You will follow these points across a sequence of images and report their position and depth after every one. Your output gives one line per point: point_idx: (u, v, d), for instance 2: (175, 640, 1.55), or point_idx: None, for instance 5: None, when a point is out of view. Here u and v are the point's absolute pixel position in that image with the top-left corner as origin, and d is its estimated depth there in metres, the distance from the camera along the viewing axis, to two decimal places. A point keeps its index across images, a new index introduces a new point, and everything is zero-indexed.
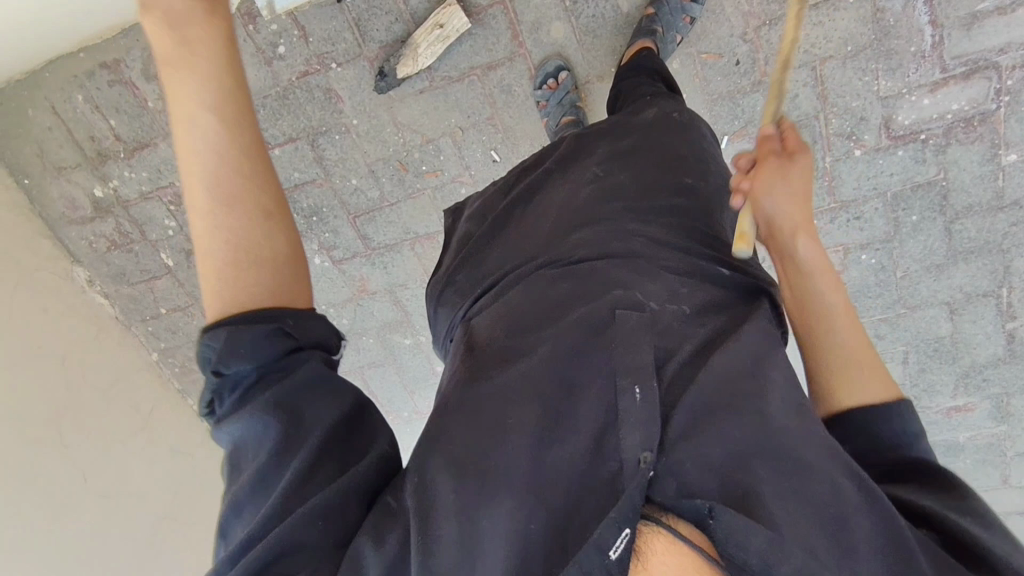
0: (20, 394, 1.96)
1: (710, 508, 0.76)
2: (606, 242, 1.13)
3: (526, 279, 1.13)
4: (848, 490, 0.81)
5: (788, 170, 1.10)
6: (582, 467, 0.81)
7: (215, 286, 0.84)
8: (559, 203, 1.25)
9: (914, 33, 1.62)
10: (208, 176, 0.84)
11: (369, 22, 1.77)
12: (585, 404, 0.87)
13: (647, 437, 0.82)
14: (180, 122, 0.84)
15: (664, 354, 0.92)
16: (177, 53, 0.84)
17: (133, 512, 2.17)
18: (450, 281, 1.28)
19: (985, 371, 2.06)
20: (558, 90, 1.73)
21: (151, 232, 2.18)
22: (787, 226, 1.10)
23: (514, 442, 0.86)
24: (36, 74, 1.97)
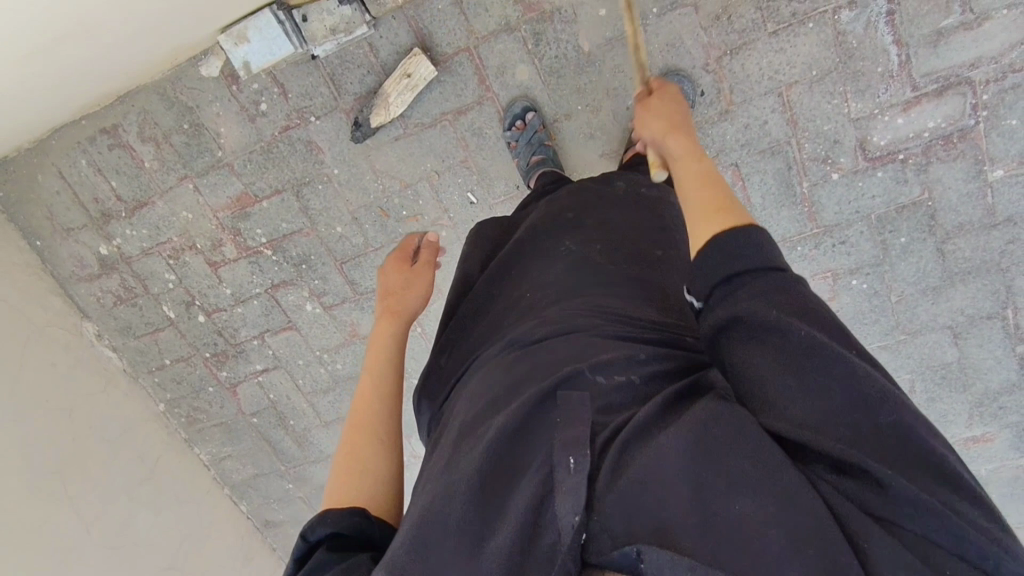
0: (26, 444, 2.00)
1: (638, 550, 0.68)
2: (566, 318, 1.09)
3: (490, 363, 1.11)
4: (765, 503, 0.69)
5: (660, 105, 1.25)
6: (519, 551, 0.75)
7: (344, 468, 1.06)
8: (532, 285, 1.24)
9: (879, 53, 1.61)
10: (370, 395, 1.18)
11: (343, 76, 1.86)
12: (521, 484, 0.81)
13: (577, 501, 0.74)
14: (375, 347, 1.28)
15: (601, 423, 0.84)
16: (387, 299, 1.37)
17: (138, 562, 2.18)
18: (436, 368, 1.29)
19: (1000, 399, 1.95)
20: (526, 130, 1.77)
21: (153, 287, 2.26)
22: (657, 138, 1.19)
23: (452, 541, 0.80)
24: (45, 141, 2.11)
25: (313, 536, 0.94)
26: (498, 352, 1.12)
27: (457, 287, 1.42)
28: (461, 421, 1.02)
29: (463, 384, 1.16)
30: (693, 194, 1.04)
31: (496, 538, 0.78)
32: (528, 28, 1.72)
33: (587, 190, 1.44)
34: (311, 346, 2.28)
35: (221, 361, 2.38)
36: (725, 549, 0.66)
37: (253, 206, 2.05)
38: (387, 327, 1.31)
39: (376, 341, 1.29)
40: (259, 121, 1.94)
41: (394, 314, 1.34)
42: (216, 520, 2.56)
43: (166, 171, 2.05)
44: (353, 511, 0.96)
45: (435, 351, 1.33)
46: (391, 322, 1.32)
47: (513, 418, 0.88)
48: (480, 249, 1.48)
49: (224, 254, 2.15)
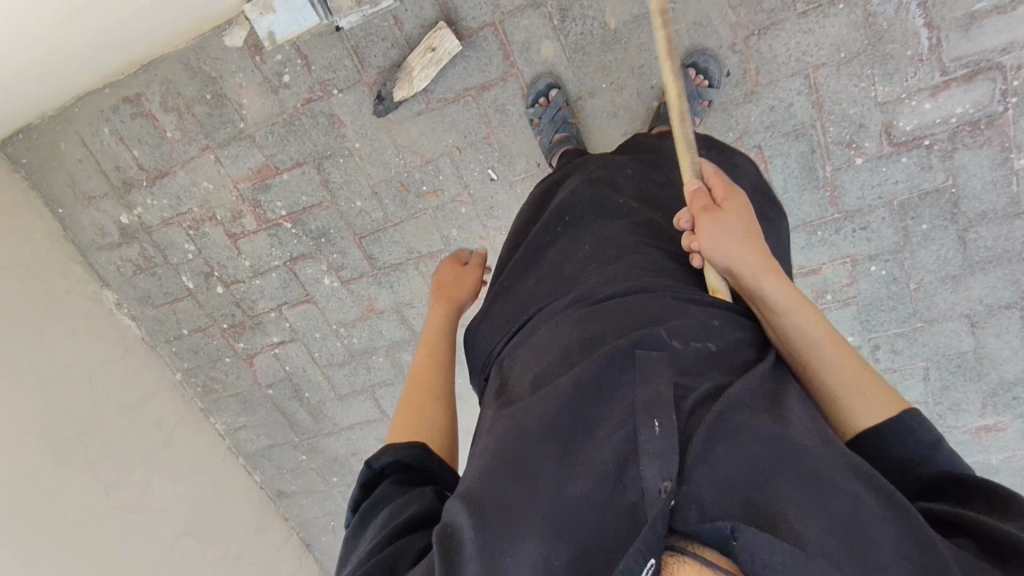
0: (45, 408, 2.03)
1: (732, 528, 0.70)
2: (632, 275, 1.10)
3: (555, 317, 1.12)
4: (863, 496, 0.77)
5: (722, 217, 1.08)
6: (598, 503, 0.78)
7: (405, 421, 1.12)
8: (592, 240, 1.24)
9: (909, 36, 1.59)
10: (428, 365, 1.24)
11: (367, 49, 1.86)
12: (602, 442, 0.84)
13: (666, 466, 0.77)
14: (431, 325, 1.35)
15: (683, 387, 0.87)
16: (443, 285, 1.44)
17: (153, 527, 2.22)
18: (490, 317, 1.29)
19: (1015, 389, 1.95)
20: (550, 107, 1.76)
21: (172, 257, 2.28)
22: (746, 275, 1.03)
23: (529, 482, 0.83)
24: (67, 109, 2.12)
25: (378, 465, 1.01)
26: (563, 305, 1.13)
27: (512, 237, 1.43)
28: (530, 370, 1.04)
29: (524, 335, 1.16)
30: (833, 357, 0.96)
31: (574, 485, 0.81)
32: (554, 4, 1.72)
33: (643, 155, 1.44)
34: (328, 320, 2.29)
35: (238, 333, 2.40)
36: (823, 535, 0.72)
37: (274, 178, 2.06)
38: (441, 314, 1.36)
39: (430, 326, 1.34)
40: (282, 92, 1.94)
41: (446, 301, 1.39)
42: (229, 488, 2.60)
43: (188, 141, 2.06)
44: (416, 446, 1.04)
45: (487, 297, 1.34)
46: (443, 309, 1.37)
47: (591, 373, 0.91)
48: (535, 201, 1.47)
49: (243, 226, 2.17)
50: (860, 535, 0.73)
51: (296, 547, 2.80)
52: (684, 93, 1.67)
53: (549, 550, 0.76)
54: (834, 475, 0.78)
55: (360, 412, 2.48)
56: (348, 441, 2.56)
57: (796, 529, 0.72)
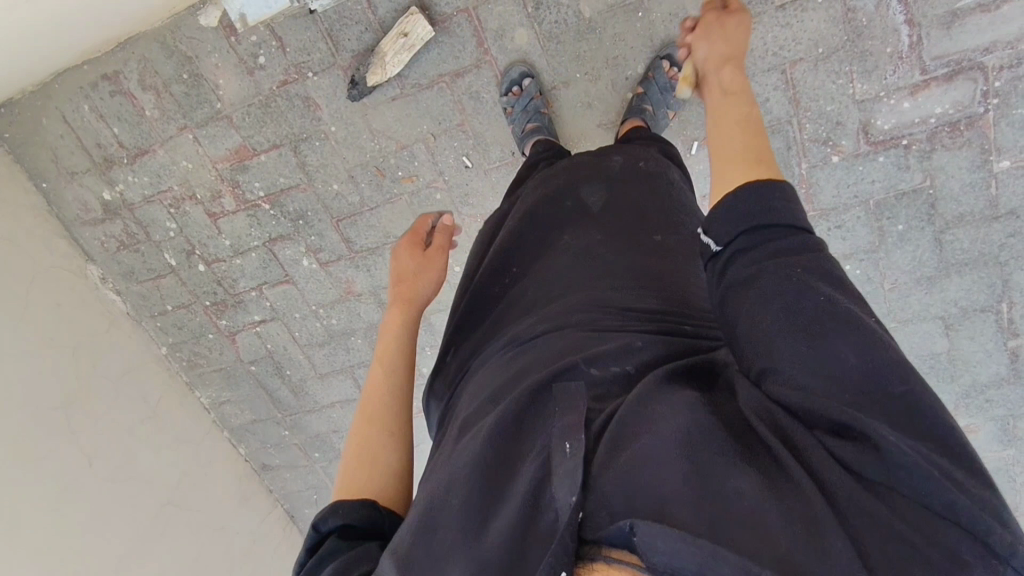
0: (31, 378, 2.07)
1: (632, 525, 0.66)
2: (564, 314, 1.08)
3: (492, 361, 1.12)
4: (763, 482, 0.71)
5: (722, 22, 1.21)
6: (518, 531, 0.76)
7: (357, 466, 1.07)
8: (536, 280, 1.22)
9: (889, 33, 1.55)
10: (381, 388, 1.20)
11: (341, 32, 1.84)
12: (520, 475, 0.82)
13: (574, 481, 0.75)
14: (385, 331, 1.30)
15: (597, 412, 0.86)
16: (406, 275, 1.40)
17: (138, 496, 2.27)
18: (442, 364, 1.28)
19: (989, 391, 1.93)
20: (522, 96, 1.74)
21: (154, 234, 2.30)
22: (713, 68, 1.17)
23: (452, 525, 0.82)
24: (49, 85, 2.12)
25: (325, 526, 0.96)
26: (498, 349, 1.13)
27: (461, 283, 1.40)
28: (463, 415, 1.03)
29: (468, 380, 1.16)
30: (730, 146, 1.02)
31: (496, 521, 0.79)
32: None
33: (586, 165, 1.42)
34: (307, 301, 2.31)
35: (220, 310, 2.43)
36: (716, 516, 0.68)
37: (252, 159, 2.06)
38: (400, 314, 1.32)
39: (386, 335, 1.29)
40: (257, 74, 1.93)
41: (406, 302, 1.34)
42: (214, 461, 2.65)
43: (166, 120, 2.06)
44: (365, 502, 1.00)
45: (441, 347, 1.31)
46: (403, 309, 1.33)
47: (508, 413, 0.90)
48: (482, 244, 1.45)
49: (223, 206, 2.17)
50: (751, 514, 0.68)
51: (281, 518, 2.86)
52: (656, 86, 1.66)
53: None
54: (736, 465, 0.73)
55: (341, 391, 2.51)
56: (330, 419, 2.60)
57: (691, 519, 0.67)
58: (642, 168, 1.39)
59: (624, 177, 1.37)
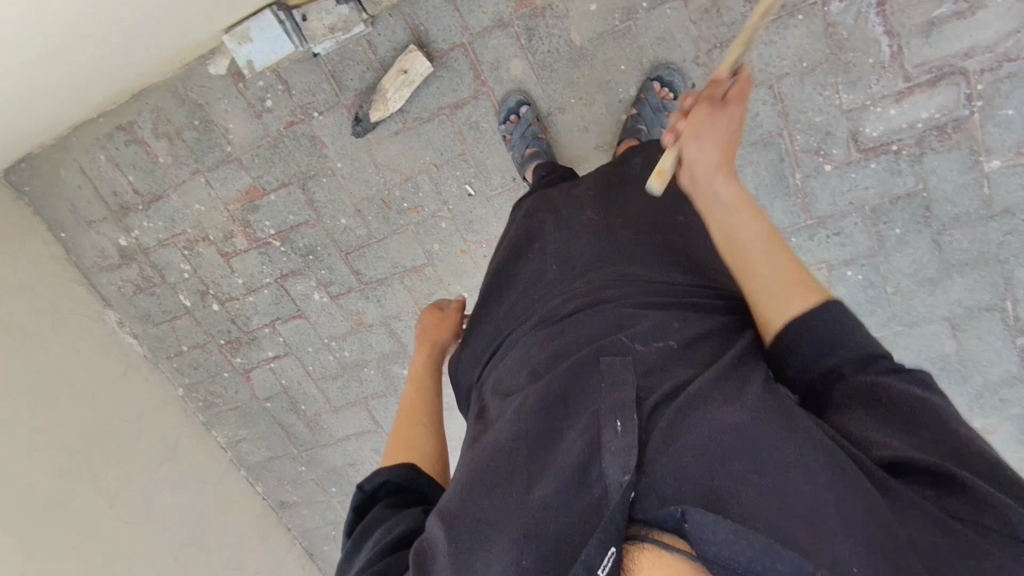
0: (52, 424, 2.11)
1: (682, 511, 0.71)
2: (599, 291, 1.09)
3: (521, 339, 1.12)
4: (816, 472, 0.72)
5: (719, 111, 1.03)
6: (564, 500, 0.78)
7: (397, 443, 1.11)
8: (562, 257, 1.23)
9: (870, 44, 1.61)
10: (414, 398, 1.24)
11: (343, 72, 1.92)
12: (567, 444, 0.84)
13: (625, 462, 0.78)
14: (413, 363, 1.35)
15: (646, 388, 0.87)
16: (430, 315, 1.44)
17: (158, 538, 2.28)
18: (469, 340, 1.30)
19: (1001, 392, 1.93)
20: (520, 124, 1.80)
21: (169, 277, 2.36)
22: (702, 171, 1.01)
23: (499, 488, 0.84)
24: (65, 139, 2.21)
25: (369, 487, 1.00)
26: (529, 326, 1.12)
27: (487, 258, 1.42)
28: (504, 389, 1.04)
29: (499, 357, 1.17)
30: (767, 262, 0.96)
31: (542, 487, 0.81)
32: (521, 24, 1.77)
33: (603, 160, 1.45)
34: (319, 334, 2.35)
35: (234, 348, 2.47)
36: (765, 512, 0.70)
37: (262, 198, 2.12)
38: (425, 354, 1.37)
39: (414, 371, 1.33)
40: (265, 117, 2.01)
41: (429, 343, 1.39)
42: (231, 500, 2.66)
43: (179, 165, 2.14)
44: (405, 466, 1.03)
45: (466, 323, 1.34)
46: (428, 350, 1.38)
47: (557, 386, 0.91)
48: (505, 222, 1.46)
49: (235, 245, 2.24)
50: (799, 500, 0.71)
51: (300, 556, 2.85)
52: (648, 106, 1.71)
53: (518, 556, 0.77)
54: (787, 448, 0.75)
55: (355, 423, 2.53)
56: (346, 453, 2.61)
57: (739, 509, 0.71)
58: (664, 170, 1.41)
59: (647, 177, 1.39)
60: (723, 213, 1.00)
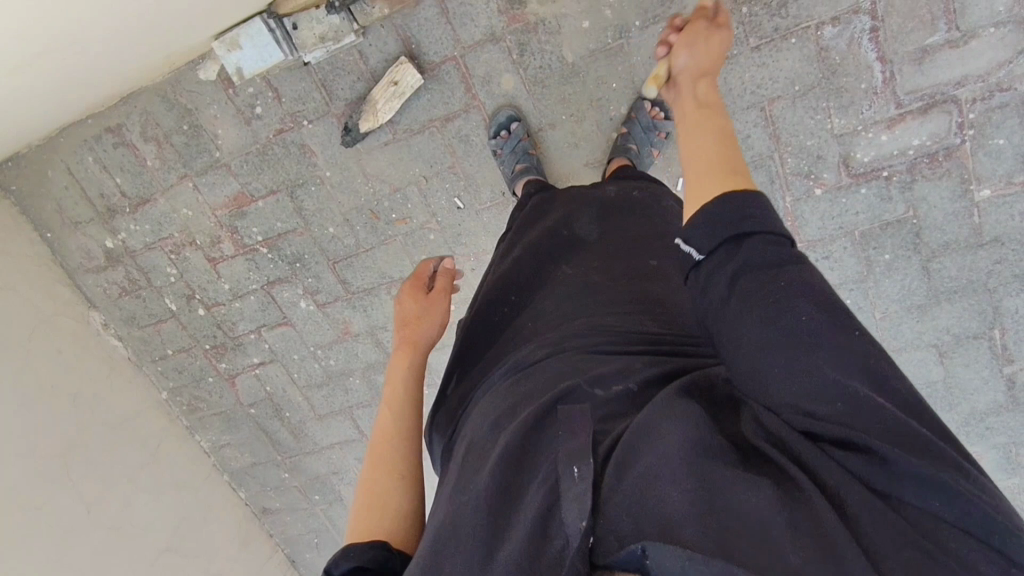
0: (34, 427, 2.09)
1: (643, 548, 0.65)
2: (567, 339, 1.08)
3: (490, 390, 1.11)
4: (769, 493, 0.69)
5: (712, 31, 1.11)
6: (527, 560, 0.73)
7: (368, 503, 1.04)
8: (537, 310, 1.23)
9: (862, 70, 1.60)
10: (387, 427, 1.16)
11: (334, 81, 1.90)
12: (528, 502, 0.80)
13: (582, 506, 0.73)
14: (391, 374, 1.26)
15: (602, 433, 0.85)
16: (410, 316, 1.35)
17: (138, 544, 2.26)
18: (442, 399, 1.26)
19: (987, 419, 1.92)
20: (510, 138, 1.79)
21: (156, 280, 2.34)
22: (688, 76, 1.09)
23: (463, 560, 0.80)
24: (53, 139, 2.19)
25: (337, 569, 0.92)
26: (498, 377, 1.11)
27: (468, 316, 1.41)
28: (467, 439, 1.02)
29: (470, 409, 1.14)
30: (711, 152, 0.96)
31: (504, 553, 0.76)
32: (513, 39, 1.75)
33: (580, 201, 1.46)
34: (305, 342, 2.33)
35: (220, 354, 2.45)
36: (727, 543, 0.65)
37: (250, 205, 2.11)
38: (404, 360, 1.28)
39: (390, 384, 1.23)
40: (254, 123, 1.99)
41: (410, 346, 1.29)
42: (214, 505, 2.64)
43: (167, 169, 2.13)
44: (376, 545, 0.95)
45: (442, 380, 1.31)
46: (408, 355, 1.28)
47: (515, 437, 0.88)
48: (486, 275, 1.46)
49: (222, 251, 2.22)
50: (760, 525, 0.66)
51: (282, 563, 2.83)
52: (637, 126, 1.71)
53: None
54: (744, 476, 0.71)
55: (340, 431, 2.51)
56: (330, 461, 2.59)
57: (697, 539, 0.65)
58: (630, 206, 1.41)
59: (613, 216, 1.39)
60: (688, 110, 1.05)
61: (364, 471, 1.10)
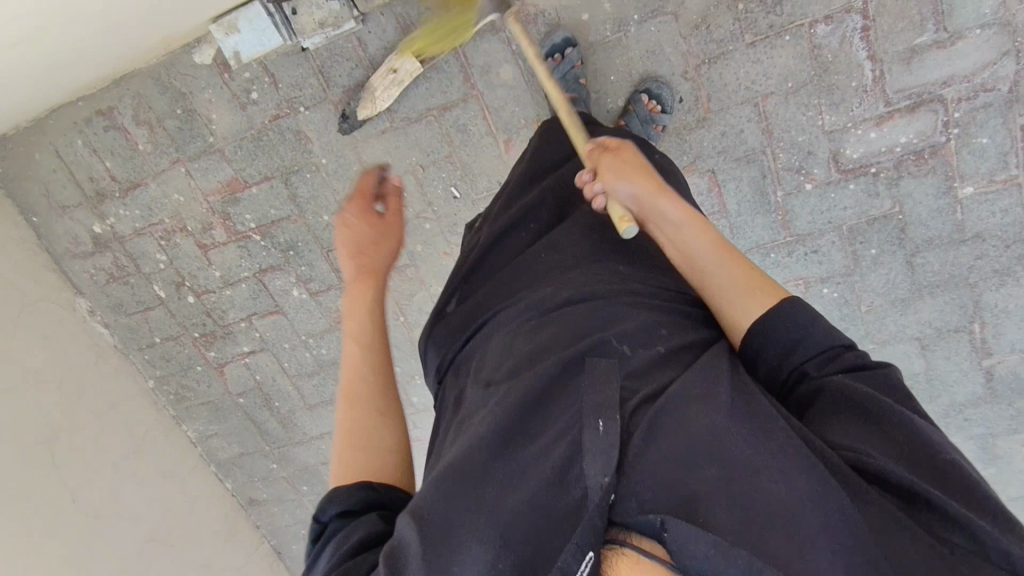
0: (19, 413, 2.06)
1: (662, 520, 0.72)
2: (589, 284, 1.12)
3: (506, 326, 1.13)
4: (800, 484, 0.75)
5: (618, 157, 1.14)
6: (543, 503, 0.80)
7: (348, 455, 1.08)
8: (551, 245, 1.25)
9: (853, 68, 1.64)
10: (355, 370, 1.19)
11: (332, 68, 1.90)
12: (546, 445, 0.86)
13: (606, 463, 0.79)
14: (351, 311, 1.26)
15: (629, 389, 0.90)
16: (365, 238, 1.31)
17: (123, 532, 2.24)
18: (443, 321, 1.29)
19: (966, 411, 1.99)
20: (564, 63, 1.73)
21: (144, 266, 2.32)
22: (648, 204, 1.10)
23: (476, 490, 0.85)
24: (42, 120, 2.16)
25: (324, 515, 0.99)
26: (516, 313, 1.14)
27: (472, 237, 1.44)
28: (484, 377, 1.06)
29: (480, 340, 1.17)
30: (726, 266, 1.05)
31: (519, 491, 0.83)
32: (513, 29, 1.77)
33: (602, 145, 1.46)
34: (296, 331, 2.33)
35: (209, 342, 2.43)
36: (753, 529, 0.72)
37: (244, 191, 2.09)
38: (364, 290, 1.28)
39: (352, 323, 1.25)
40: (250, 109, 1.98)
41: (371, 274, 1.30)
42: (200, 494, 2.62)
43: (158, 154, 2.11)
44: (361, 490, 0.99)
45: (442, 298, 1.34)
46: (368, 284, 1.29)
47: (539, 386, 0.94)
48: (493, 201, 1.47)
49: (214, 237, 2.21)
50: (786, 513, 0.73)
51: (268, 554, 2.82)
52: (635, 118, 1.72)
53: (495, 558, 0.78)
54: (769, 458, 0.78)
55: (330, 421, 2.51)
56: (318, 451, 2.59)
57: (721, 522, 0.73)
58: (652, 171, 1.41)
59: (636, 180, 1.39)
60: (680, 234, 1.09)
61: (339, 411, 1.14)
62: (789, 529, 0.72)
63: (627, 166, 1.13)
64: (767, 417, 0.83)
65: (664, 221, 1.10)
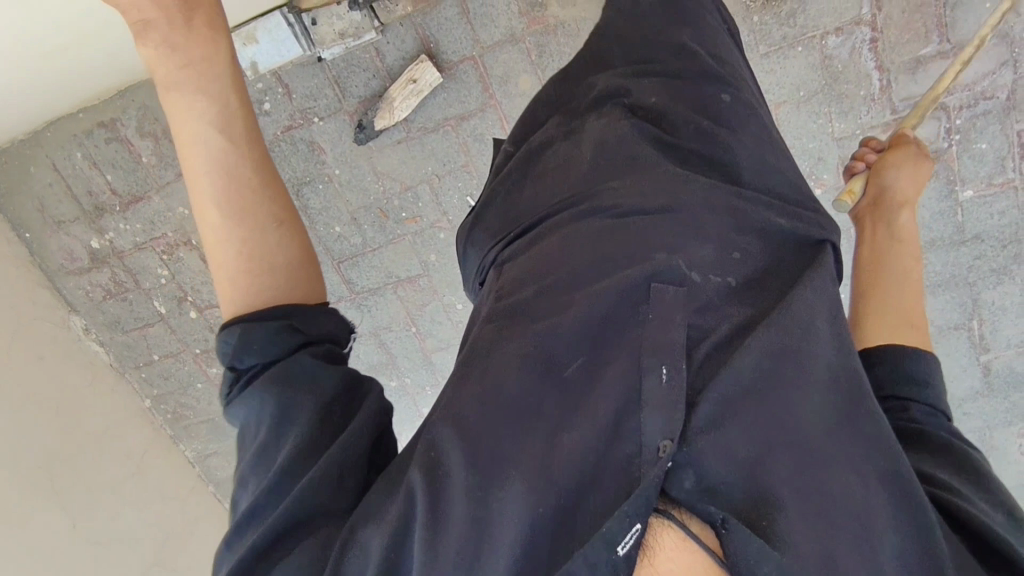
0: (16, 436, 1.96)
1: (723, 518, 0.73)
2: (657, 190, 0.98)
3: (564, 228, 1.01)
4: (881, 499, 0.77)
5: (918, 163, 1.33)
6: (597, 452, 0.78)
7: (234, 279, 0.98)
8: (608, 134, 1.07)
9: (862, 78, 1.71)
10: (208, 176, 0.98)
11: (348, 79, 1.90)
12: (607, 385, 0.82)
13: (669, 424, 0.78)
14: (181, 113, 0.97)
15: (698, 329, 0.85)
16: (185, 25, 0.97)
17: (125, 559, 2.14)
18: (483, 216, 1.17)
19: (965, 405, 2.08)
20: None
21: (145, 281, 2.27)
22: (896, 201, 1.29)
23: (528, 427, 0.81)
24: (39, 133, 2.09)
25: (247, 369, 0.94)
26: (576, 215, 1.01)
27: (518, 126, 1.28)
28: (534, 285, 0.96)
29: (527, 241, 1.05)
30: (906, 285, 1.17)
31: (572, 434, 0.79)
32: (532, 40, 1.80)
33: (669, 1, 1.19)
34: None
35: (211, 358, 2.40)
36: (821, 528, 0.74)
37: None
38: (198, 90, 0.98)
39: (180, 119, 0.97)
40: (261, 120, 1.95)
41: (201, 61, 0.98)
42: (200, 516, 2.54)
43: (164, 167, 2.08)
44: (275, 323, 0.94)
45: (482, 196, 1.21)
46: (198, 76, 0.98)
47: (597, 309, 0.88)
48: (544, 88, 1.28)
49: None
50: (864, 530, 0.75)
51: None
52: None
53: (536, 500, 0.75)
54: (854, 466, 0.78)
55: None
56: None
57: (787, 529, 0.73)
58: (702, 29, 1.16)
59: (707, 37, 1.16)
60: (898, 241, 1.24)
61: (211, 226, 0.99)
62: (865, 550, 0.74)
63: (914, 175, 1.32)
64: (856, 409, 0.83)
65: (894, 223, 1.26)
